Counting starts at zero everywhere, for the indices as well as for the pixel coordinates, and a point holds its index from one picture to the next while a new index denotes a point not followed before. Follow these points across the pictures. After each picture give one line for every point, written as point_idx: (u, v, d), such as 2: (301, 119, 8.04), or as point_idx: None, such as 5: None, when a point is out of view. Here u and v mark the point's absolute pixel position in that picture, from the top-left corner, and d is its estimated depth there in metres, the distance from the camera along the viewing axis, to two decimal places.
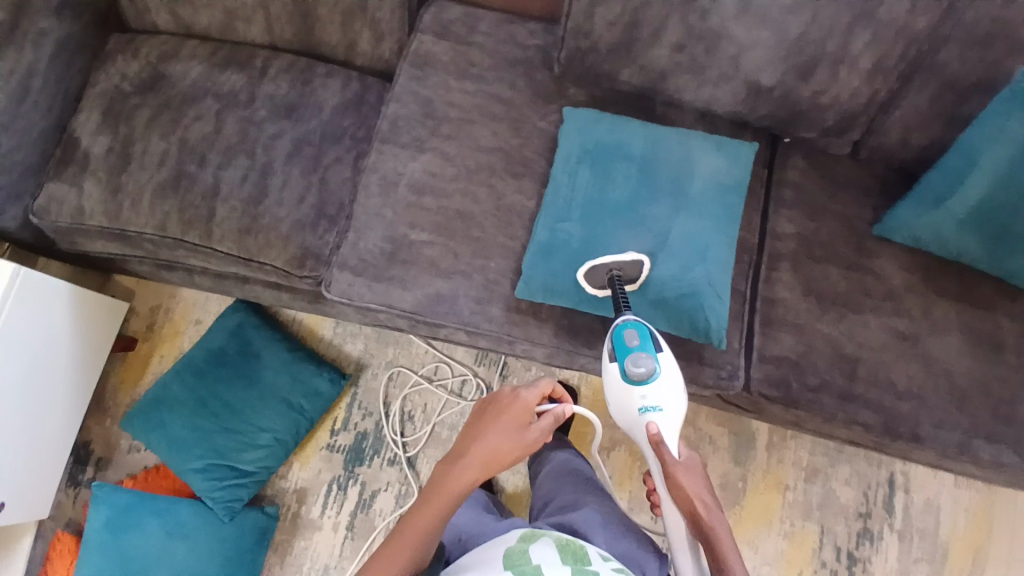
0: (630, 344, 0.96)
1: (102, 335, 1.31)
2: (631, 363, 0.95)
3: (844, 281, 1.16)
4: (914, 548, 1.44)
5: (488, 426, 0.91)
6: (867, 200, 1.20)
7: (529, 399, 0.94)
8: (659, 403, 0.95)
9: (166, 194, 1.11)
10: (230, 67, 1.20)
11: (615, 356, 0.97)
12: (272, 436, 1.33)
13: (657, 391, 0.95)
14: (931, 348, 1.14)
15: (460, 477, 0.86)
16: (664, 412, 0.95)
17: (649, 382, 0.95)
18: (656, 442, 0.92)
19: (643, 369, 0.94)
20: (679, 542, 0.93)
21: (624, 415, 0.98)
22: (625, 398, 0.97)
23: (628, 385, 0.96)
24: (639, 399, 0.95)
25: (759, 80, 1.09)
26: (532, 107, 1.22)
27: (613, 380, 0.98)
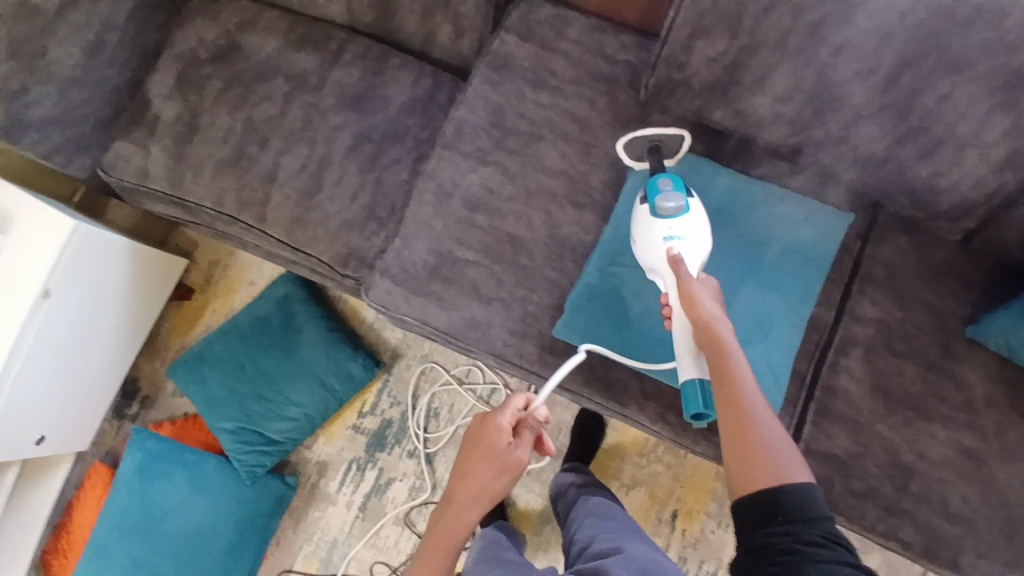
0: (662, 188, 0.91)
1: (156, 284, 1.37)
2: (662, 197, 0.89)
3: (917, 382, 1.04)
4: None
5: (468, 460, 0.95)
6: (967, 296, 1.06)
7: (503, 423, 0.93)
8: (685, 233, 0.88)
9: (225, 171, 1.11)
10: (304, 46, 1.16)
11: (647, 197, 0.93)
12: (301, 411, 1.37)
13: (683, 224, 0.89)
14: (1003, 475, 1.01)
15: (461, 521, 0.94)
16: (687, 242, 0.88)
17: (677, 217, 0.89)
18: (674, 260, 0.85)
19: (673, 204, 0.89)
20: (682, 349, 0.82)
21: (642, 251, 0.92)
22: (649, 230, 0.90)
23: (655, 219, 0.90)
24: (666, 228, 0.89)
25: (869, 149, 0.95)
26: (609, 132, 1.12)
27: (639, 218, 0.93)
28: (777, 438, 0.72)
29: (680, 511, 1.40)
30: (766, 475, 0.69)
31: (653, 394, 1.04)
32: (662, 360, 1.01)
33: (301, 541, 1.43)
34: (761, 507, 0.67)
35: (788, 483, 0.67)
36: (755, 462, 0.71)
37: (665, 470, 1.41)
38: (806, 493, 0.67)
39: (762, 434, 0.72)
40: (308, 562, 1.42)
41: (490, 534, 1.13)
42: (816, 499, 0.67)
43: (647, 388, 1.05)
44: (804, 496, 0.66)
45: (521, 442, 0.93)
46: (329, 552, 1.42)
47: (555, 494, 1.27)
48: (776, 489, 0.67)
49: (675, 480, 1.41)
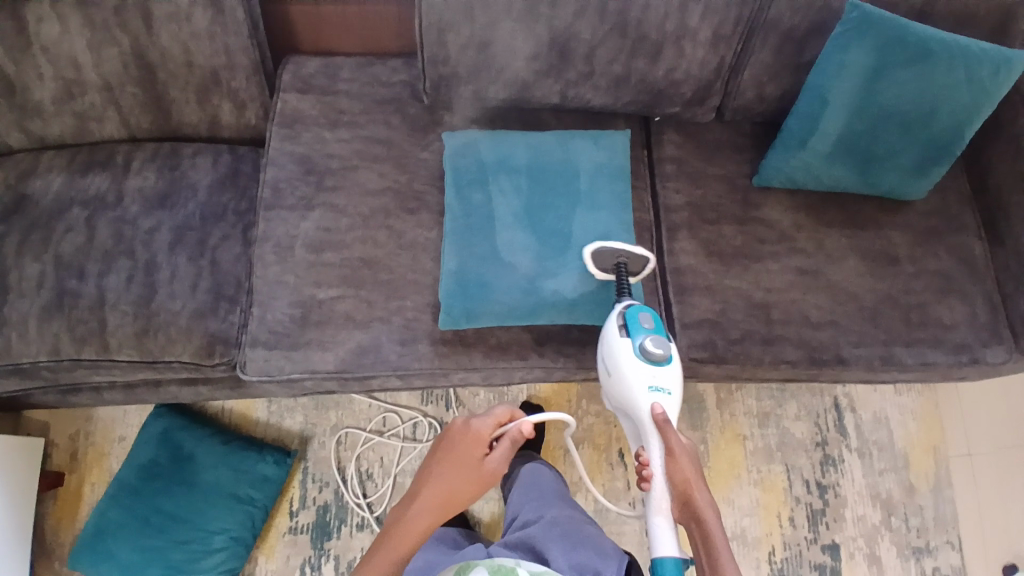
0: (643, 325, 0.99)
1: (27, 470, 1.24)
2: (651, 338, 0.97)
3: (739, 236, 1.22)
4: (875, 461, 1.54)
5: (442, 464, 1.00)
6: (743, 156, 1.28)
7: (482, 426, 1.03)
8: (667, 386, 0.97)
9: (52, 316, 1.04)
10: (91, 170, 1.15)
11: (628, 331, 1.00)
12: (227, 536, 1.28)
13: (666, 375, 0.97)
14: (833, 276, 1.21)
15: (417, 524, 0.95)
16: (669, 394, 0.97)
17: (662, 366, 0.97)
18: (663, 421, 0.93)
19: (663, 351, 0.97)
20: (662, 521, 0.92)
21: (625, 391, 0.98)
22: (636, 375, 0.97)
23: (641, 362, 0.97)
24: (652, 379, 0.97)
25: (614, 70, 1.14)
26: (412, 141, 1.22)
27: (623, 351, 0.99)
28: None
29: (625, 449, 1.50)
30: None
31: (544, 337, 1.12)
32: (535, 305, 1.07)
33: None
34: None
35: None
36: None
37: (596, 420, 1.51)
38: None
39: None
40: None
41: (441, 530, 1.22)
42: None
43: (537, 336, 1.12)
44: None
45: (500, 450, 1.01)
46: None
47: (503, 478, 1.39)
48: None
49: (608, 424, 1.51)
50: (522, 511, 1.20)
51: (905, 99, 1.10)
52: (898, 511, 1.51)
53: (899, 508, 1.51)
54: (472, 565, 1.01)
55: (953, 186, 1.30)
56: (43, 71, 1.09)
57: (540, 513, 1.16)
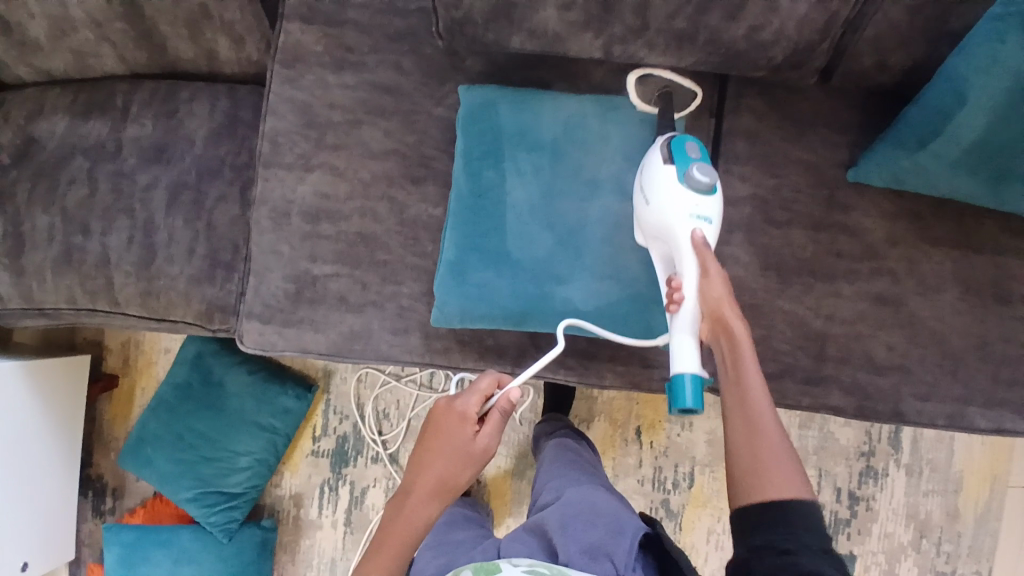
0: (690, 155, 0.84)
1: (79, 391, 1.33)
2: (697, 165, 0.81)
3: (808, 246, 1.00)
4: (924, 482, 1.38)
5: (432, 452, 0.97)
6: (843, 138, 1.00)
7: (468, 406, 0.95)
8: (711, 215, 0.81)
9: (62, 270, 1.06)
10: (92, 113, 1.09)
11: (673, 159, 0.84)
12: (252, 458, 1.39)
13: (711, 204, 0.81)
14: (918, 310, 0.98)
15: (419, 517, 0.96)
16: (711, 224, 0.81)
17: (705, 196, 0.81)
18: (702, 244, 0.78)
19: (711, 178, 0.80)
20: (685, 341, 0.76)
21: (662, 217, 0.81)
22: (676, 200, 0.81)
23: (685, 189, 0.81)
24: (694, 207, 0.80)
25: (676, 27, 0.87)
26: (425, 92, 1.05)
27: (663, 177, 0.83)
28: (788, 464, 0.67)
29: (643, 427, 1.44)
30: (781, 488, 0.66)
31: (547, 343, 1.02)
32: (541, 313, 0.97)
33: (305, 570, 1.48)
34: (773, 525, 0.64)
35: (789, 498, 0.65)
36: (770, 477, 0.67)
37: (617, 394, 1.44)
38: (806, 510, 0.64)
39: (773, 461, 0.68)
40: None
41: (451, 510, 1.17)
42: (813, 513, 0.65)
43: (540, 341, 1.02)
44: (804, 506, 0.64)
45: (489, 427, 0.94)
46: (332, 570, 1.48)
47: (535, 444, 1.36)
48: (775, 505, 0.65)
49: (630, 400, 1.44)
50: (544, 492, 1.13)
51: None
52: (933, 534, 1.38)
53: (935, 531, 1.38)
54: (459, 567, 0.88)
55: None
56: (32, 9, 1.01)
57: (559, 491, 1.08)
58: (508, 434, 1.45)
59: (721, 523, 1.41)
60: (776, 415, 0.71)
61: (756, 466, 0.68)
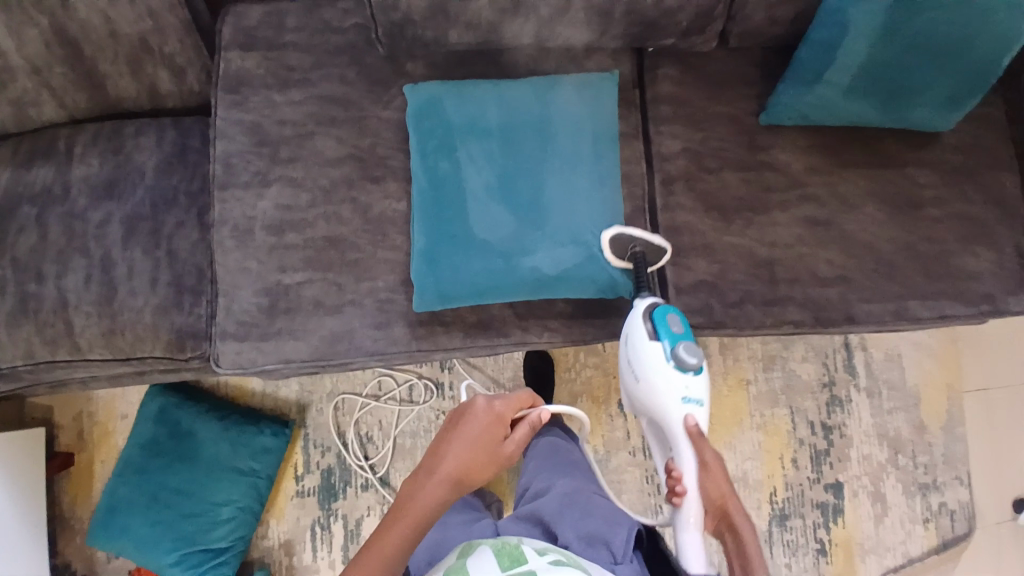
0: (674, 329, 0.93)
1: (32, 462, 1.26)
2: (684, 345, 0.91)
3: (742, 186, 1.10)
4: (885, 401, 1.49)
5: (460, 441, 0.92)
6: (751, 91, 1.12)
7: (505, 409, 0.97)
8: (701, 395, 0.92)
9: (16, 321, 1.01)
10: (33, 161, 1.08)
11: (657, 332, 0.93)
12: (234, 507, 1.32)
13: (698, 384, 0.93)
14: (846, 225, 1.09)
15: (430, 501, 0.87)
16: (701, 405, 0.93)
17: (692, 374, 0.92)
18: (697, 434, 0.91)
19: (697, 358, 0.91)
20: (692, 529, 0.92)
21: (655, 397, 0.93)
22: (668, 382, 0.92)
23: (674, 369, 0.92)
24: (685, 389, 0.92)
25: (592, 2, 0.98)
26: (371, 98, 1.10)
27: (652, 354, 0.93)
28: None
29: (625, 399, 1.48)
30: None
31: (528, 312, 1.06)
32: (516, 282, 1.00)
33: None
34: None
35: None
36: None
37: (595, 372, 1.48)
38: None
39: None
40: None
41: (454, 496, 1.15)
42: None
43: (519, 311, 1.06)
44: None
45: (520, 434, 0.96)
46: None
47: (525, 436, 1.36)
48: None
49: (608, 376, 1.48)
50: (534, 481, 1.13)
51: (936, 32, 0.93)
52: (906, 449, 1.48)
53: (907, 446, 1.48)
54: (475, 545, 0.92)
55: (987, 112, 1.14)
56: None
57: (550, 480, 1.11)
58: None
59: None
60: None
61: None
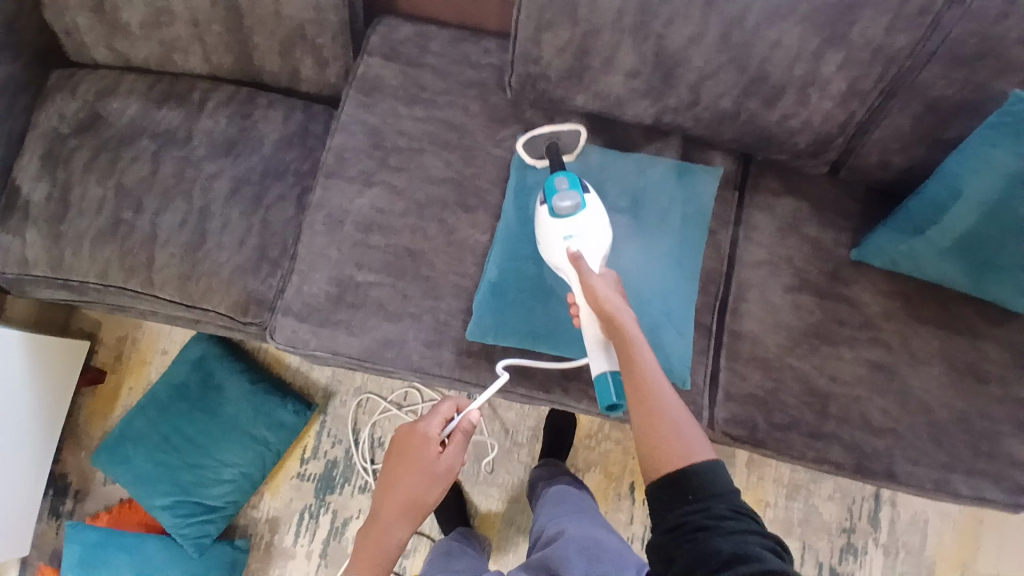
0: (559, 185, 0.95)
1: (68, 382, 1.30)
2: (559, 197, 0.93)
3: (815, 313, 1.10)
4: (899, 563, 1.43)
5: (401, 474, 0.95)
6: (845, 224, 1.13)
7: (432, 428, 0.97)
8: (584, 230, 0.92)
9: (107, 242, 1.08)
10: (167, 102, 1.16)
11: (546, 198, 0.96)
12: (237, 470, 1.34)
13: (583, 222, 0.92)
14: (909, 381, 1.08)
15: (391, 537, 0.94)
16: (587, 237, 0.92)
17: (575, 217, 0.93)
18: (575, 258, 0.88)
19: (570, 202, 0.92)
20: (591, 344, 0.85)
21: (546, 247, 0.95)
22: (550, 229, 0.94)
23: (555, 219, 0.94)
24: (566, 229, 0.92)
25: (721, 105, 1.03)
26: (486, 133, 1.15)
27: (541, 219, 0.96)
28: (693, 433, 0.74)
29: (637, 483, 1.46)
30: (682, 457, 0.71)
31: (574, 373, 1.07)
32: (572, 341, 1.02)
33: None
34: (676, 486, 0.69)
35: (697, 459, 0.70)
36: (670, 445, 0.72)
37: (614, 447, 1.47)
38: (713, 467, 0.70)
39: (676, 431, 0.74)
40: None
41: (447, 543, 1.16)
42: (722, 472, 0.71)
43: (567, 370, 1.07)
44: (710, 470, 0.69)
45: (454, 448, 0.96)
46: None
47: (530, 489, 1.35)
48: (686, 466, 0.70)
49: (626, 454, 1.47)
50: (545, 531, 1.09)
51: None
52: None
53: None
54: None
55: None
56: None
57: (563, 527, 1.06)
58: (501, 477, 1.45)
59: None
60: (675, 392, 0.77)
61: (657, 436, 0.73)
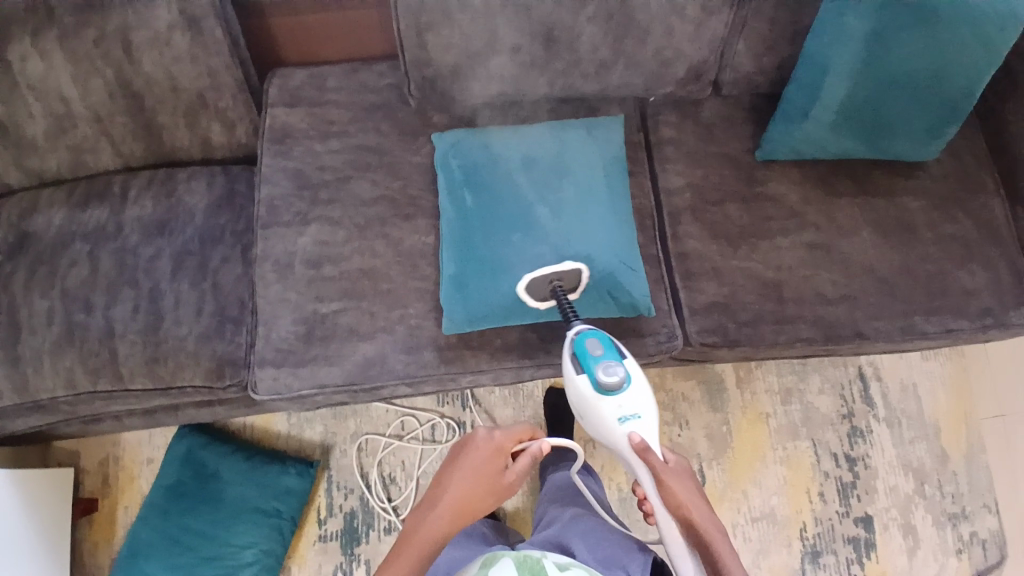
0: (594, 353, 0.91)
1: (64, 518, 1.25)
2: (604, 373, 0.90)
3: (745, 216, 1.18)
4: (905, 431, 1.50)
5: (463, 474, 0.88)
6: (744, 132, 1.23)
7: (502, 439, 0.91)
8: (637, 409, 0.91)
9: (63, 350, 1.06)
10: (90, 204, 1.17)
11: (583, 368, 0.92)
12: (257, 550, 1.31)
13: (631, 398, 0.91)
14: (847, 249, 1.16)
15: (434, 533, 0.82)
16: (642, 417, 0.92)
17: (622, 392, 0.91)
18: (641, 447, 0.88)
19: (618, 379, 0.90)
20: (680, 552, 0.87)
21: (598, 421, 0.92)
22: (602, 408, 0.91)
23: (603, 396, 0.91)
24: (619, 409, 0.91)
25: (602, 56, 1.12)
26: (403, 145, 1.20)
27: (583, 391, 0.92)
28: None
29: None
30: None
31: (550, 335, 1.11)
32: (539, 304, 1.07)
33: None
34: None
35: None
36: None
37: None
38: None
39: None
40: None
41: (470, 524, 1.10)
42: None
43: (543, 335, 1.11)
44: None
45: (522, 464, 0.90)
46: None
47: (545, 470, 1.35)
48: None
49: None
50: (549, 511, 1.10)
51: (908, 58, 1.04)
52: (931, 479, 1.47)
53: (931, 476, 1.47)
54: (498, 556, 0.82)
55: (966, 145, 1.24)
56: (30, 108, 1.10)
57: (566, 507, 1.07)
58: None
59: (742, 514, 1.43)
60: None
61: None
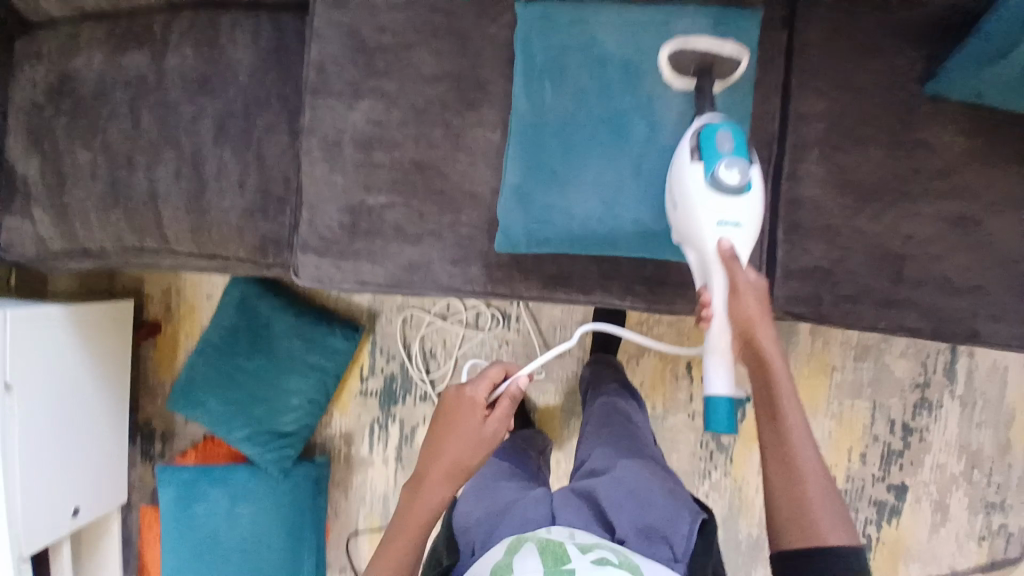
0: (720, 148, 0.79)
1: (121, 352, 1.33)
2: (724, 166, 0.77)
3: (885, 164, 0.95)
4: (977, 413, 1.38)
5: (445, 438, 0.90)
6: (919, 49, 0.94)
7: (474, 394, 0.93)
8: (740, 217, 0.77)
9: (109, 208, 1.04)
10: (127, 42, 1.05)
11: (701, 156, 0.80)
12: (302, 397, 1.41)
13: (738, 205, 0.78)
14: (999, 228, 0.94)
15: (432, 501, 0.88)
16: (741, 228, 0.78)
17: (733, 195, 0.77)
18: (728, 255, 0.76)
19: (737, 179, 0.76)
20: (718, 361, 0.77)
21: (688, 219, 0.80)
22: (702, 204, 0.78)
23: (709, 193, 0.78)
24: (721, 211, 0.77)
25: None
26: (477, 11, 0.99)
27: (689, 181, 0.80)
28: (827, 498, 0.67)
29: (694, 361, 1.43)
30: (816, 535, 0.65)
31: (613, 271, 1.00)
32: (610, 238, 0.94)
33: (357, 504, 1.51)
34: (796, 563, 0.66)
35: (827, 541, 0.65)
36: (807, 518, 0.66)
37: (668, 331, 1.42)
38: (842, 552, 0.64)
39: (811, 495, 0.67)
40: (370, 519, 1.51)
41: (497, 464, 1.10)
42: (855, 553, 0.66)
43: (605, 269, 1.00)
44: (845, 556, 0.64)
45: (500, 412, 0.91)
46: (384, 503, 1.50)
47: (584, 382, 1.33)
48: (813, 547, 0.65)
49: (680, 335, 1.42)
50: (591, 459, 1.06)
51: None
52: (983, 465, 1.38)
53: (985, 462, 1.38)
54: (524, 539, 0.82)
55: None
56: None
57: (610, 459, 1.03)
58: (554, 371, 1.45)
59: None
60: (813, 449, 0.69)
61: (785, 496, 0.68)
